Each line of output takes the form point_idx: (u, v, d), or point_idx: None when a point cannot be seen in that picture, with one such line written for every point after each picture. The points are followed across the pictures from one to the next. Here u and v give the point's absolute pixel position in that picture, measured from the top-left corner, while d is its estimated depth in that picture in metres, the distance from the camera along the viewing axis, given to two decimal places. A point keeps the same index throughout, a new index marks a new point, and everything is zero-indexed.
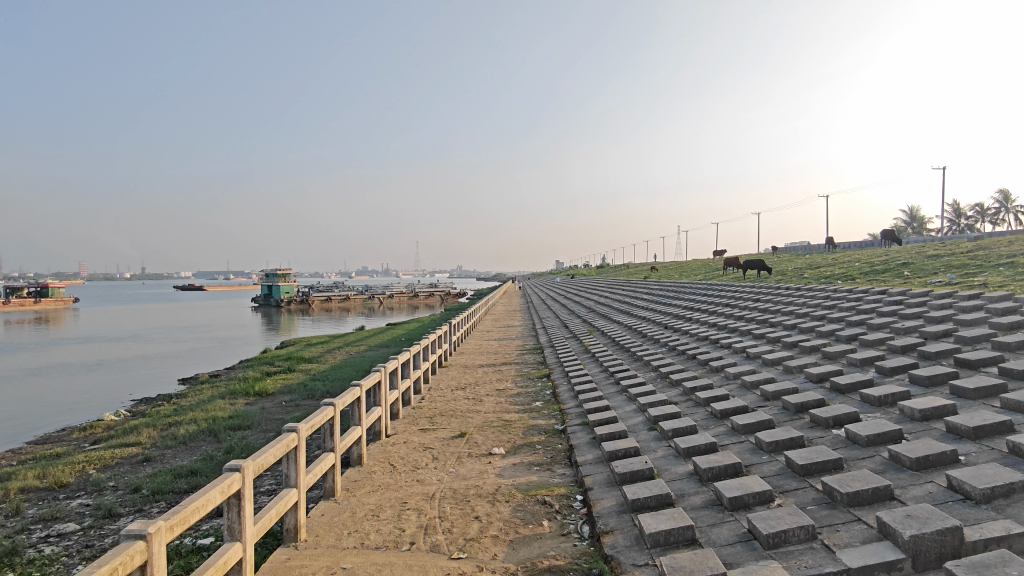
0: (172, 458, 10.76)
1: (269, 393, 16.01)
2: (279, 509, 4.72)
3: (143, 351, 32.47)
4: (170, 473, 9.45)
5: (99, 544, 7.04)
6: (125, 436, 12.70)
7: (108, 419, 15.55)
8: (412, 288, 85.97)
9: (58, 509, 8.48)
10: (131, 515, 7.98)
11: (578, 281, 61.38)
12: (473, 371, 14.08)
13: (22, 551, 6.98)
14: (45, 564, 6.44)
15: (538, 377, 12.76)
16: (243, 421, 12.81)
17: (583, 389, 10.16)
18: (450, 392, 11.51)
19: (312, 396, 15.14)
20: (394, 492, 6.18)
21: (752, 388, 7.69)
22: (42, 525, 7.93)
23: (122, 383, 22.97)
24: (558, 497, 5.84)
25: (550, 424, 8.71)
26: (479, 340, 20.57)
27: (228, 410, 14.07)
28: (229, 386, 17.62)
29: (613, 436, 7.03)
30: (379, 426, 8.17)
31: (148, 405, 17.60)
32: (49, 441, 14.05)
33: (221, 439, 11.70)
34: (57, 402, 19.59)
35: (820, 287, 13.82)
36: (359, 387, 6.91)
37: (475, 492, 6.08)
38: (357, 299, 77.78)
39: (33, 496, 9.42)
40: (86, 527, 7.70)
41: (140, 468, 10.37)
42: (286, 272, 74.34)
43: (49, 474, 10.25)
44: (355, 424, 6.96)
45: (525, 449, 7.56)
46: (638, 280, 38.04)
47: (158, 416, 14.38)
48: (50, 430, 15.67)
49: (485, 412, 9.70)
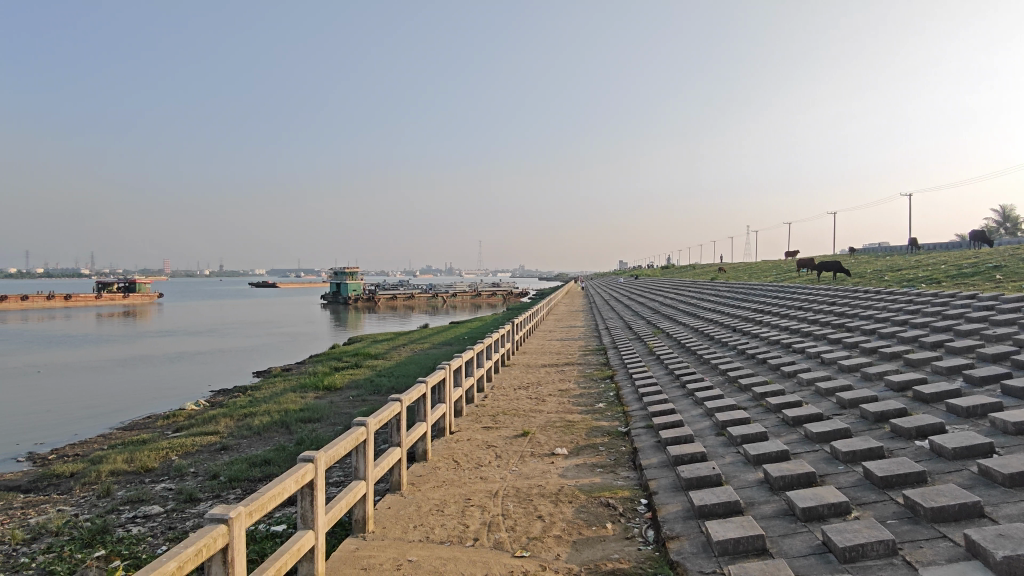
0: (247, 447, 11.27)
1: (337, 388, 16.54)
2: (348, 500, 4.87)
3: (219, 345, 34.10)
4: (246, 461, 9.89)
5: (181, 527, 7.45)
6: (205, 425, 13.40)
7: (189, 409, 16.42)
8: (474, 287, 86.72)
9: (144, 492, 9.03)
10: (209, 500, 8.42)
11: (642, 281, 60.30)
12: (535, 370, 14.13)
13: (112, 530, 7.48)
14: (132, 543, 6.87)
15: (600, 379, 12.67)
16: (314, 414, 13.27)
17: (648, 392, 10.01)
18: (513, 391, 11.58)
19: (378, 391, 15.55)
20: (458, 488, 6.27)
21: (827, 395, 7.39)
22: (129, 506, 8.46)
23: (201, 375, 24.19)
24: (621, 499, 5.78)
25: (613, 426, 8.64)
26: (541, 340, 20.55)
27: (299, 403, 14.62)
28: (300, 380, 18.32)
29: (679, 440, 6.90)
30: (444, 422, 8.31)
31: (225, 396, 18.48)
32: (136, 428, 14.98)
33: (291, 431, 12.16)
34: (143, 392, 20.80)
35: (903, 291, 13.11)
36: (425, 382, 7.03)
37: (539, 492, 6.11)
38: (421, 297, 79.26)
39: (122, 478, 10.07)
40: (169, 510, 8.17)
41: (218, 456, 10.92)
42: (353, 270, 76.40)
43: (136, 458, 10.93)
44: (420, 420, 7.10)
45: (588, 450, 7.53)
46: (705, 281, 37.09)
47: (234, 407, 15.08)
48: (136, 418, 16.66)
49: (547, 412, 9.71)
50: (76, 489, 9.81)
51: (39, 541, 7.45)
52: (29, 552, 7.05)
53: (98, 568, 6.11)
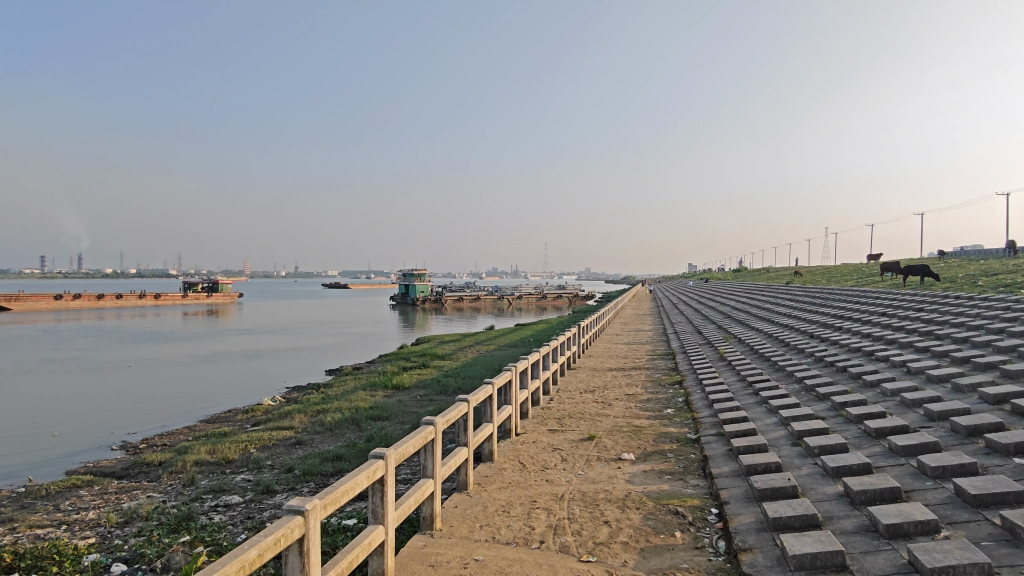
0: (320, 442, 11.69)
1: (405, 387, 16.90)
2: (417, 497, 4.97)
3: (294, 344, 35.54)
4: (319, 456, 10.26)
5: (259, 517, 7.80)
6: (281, 420, 13.99)
7: (266, 404, 17.14)
8: (540, 290, 86.81)
9: (225, 482, 9.50)
10: (285, 493, 8.77)
11: (712, 285, 58.75)
12: (601, 374, 14.01)
13: (196, 517, 7.90)
14: (214, 530, 7.24)
15: (668, 384, 12.44)
16: (383, 412, 13.61)
17: (718, 398, 9.73)
18: (579, 394, 11.52)
19: (445, 392, 15.78)
20: (524, 490, 6.29)
21: (914, 407, 6.97)
22: (211, 495, 8.93)
23: (277, 372, 25.19)
24: (691, 508, 5.64)
25: (682, 433, 8.46)
26: (607, 344, 20.36)
27: (369, 401, 15.02)
28: (370, 379, 18.83)
29: (752, 449, 6.67)
30: (510, 423, 8.35)
31: (299, 393, 19.19)
32: (218, 421, 15.79)
33: (362, 429, 12.51)
34: (224, 387, 21.86)
35: (1000, 297, 12.22)
36: (491, 384, 7.08)
37: (605, 497, 6.04)
38: (487, 300, 79.92)
39: (205, 469, 10.64)
40: (247, 500, 8.57)
41: (293, 450, 11.37)
42: (421, 272, 77.80)
43: (218, 449, 11.52)
44: (486, 421, 7.16)
45: (656, 456, 7.39)
46: (780, 285, 35.71)
47: (307, 403, 15.65)
48: (218, 411, 17.52)
49: (614, 417, 9.61)
50: (164, 477, 10.44)
51: (131, 524, 7.95)
52: (123, 535, 7.54)
53: (183, 553, 6.48)
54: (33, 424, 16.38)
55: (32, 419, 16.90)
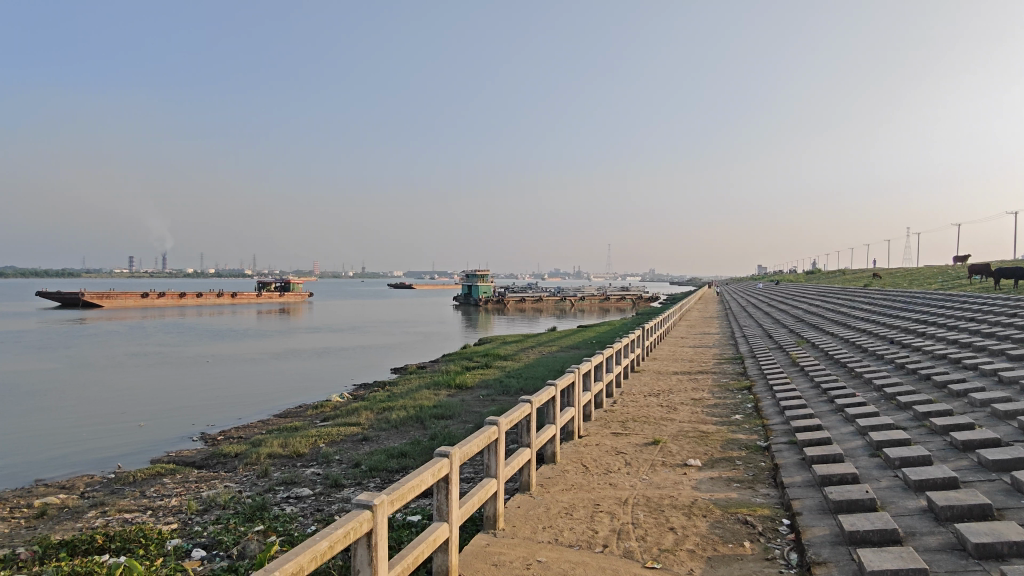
0: (386, 439, 11.98)
1: (468, 387, 17.07)
2: (480, 496, 5.02)
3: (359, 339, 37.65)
4: (385, 452, 10.52)
5: (328, 509, 8.07)
6: (349, 416, 14.41)
7: (334, 400, 17.69)
8: (603, 291, 85.98)
9: (296, 474, 9.86)
10: (352, 487, 9.04)
11: (783, 287, 56.66)
12: (666, 377, 13.75)
13: (269, 507, 8.24)
14: (286, 521, 7.54)
15: (736, 389, 12.09)
16: (446, 410, 13.80)
17: (790, 405, 9.38)
18: (643, 397, 11.35)
19: (507, 392, 15.86)
20: (587, 493, 6.24)
21: (1006, 419, 6.53)
22: (283, 487, 9.30)
23: (345, 369, 25.94)
24: (761, 518, 5.47)
25: (751, 440, 8.20)
26: (673, 347, 19.97)
27: (432, 400, 15.26)
28: (434, 378, 19.12)
29: (826, 459, 6.40)
30: (572, 425, 8.32)
31: (366, 390, 19.68)
32: (290, 416, 16.39)
33: (426, 427, 12.72)
34: (295, 383, 22.66)
35: None
36: (554, 385, 7.06)
37: (670, 503, 5.93)
38: (549, 301, 79.66)
39: (277, 461, 11.09)
40: (317, 493, 8.87)
41: (360, 445, 11.70)
42: (483, 273, 78.34)
43: (290, 443, 11.98)
44: (549, 422, 7.14)
45: (724, 463, 7.20)
46: (857, 288, 34.04)
47: (373, 401, 16.04)
48: (289, 407, 18.19)
49: (679, 421, 9.42)
50: (240, 468, 10.95)
51: (210, 512, 8.37)
52: (202, 522, 7.95)
53: (258, 541, 6.78)
54: (122, 415, 17.47)
55: (120, 411, 18.00)
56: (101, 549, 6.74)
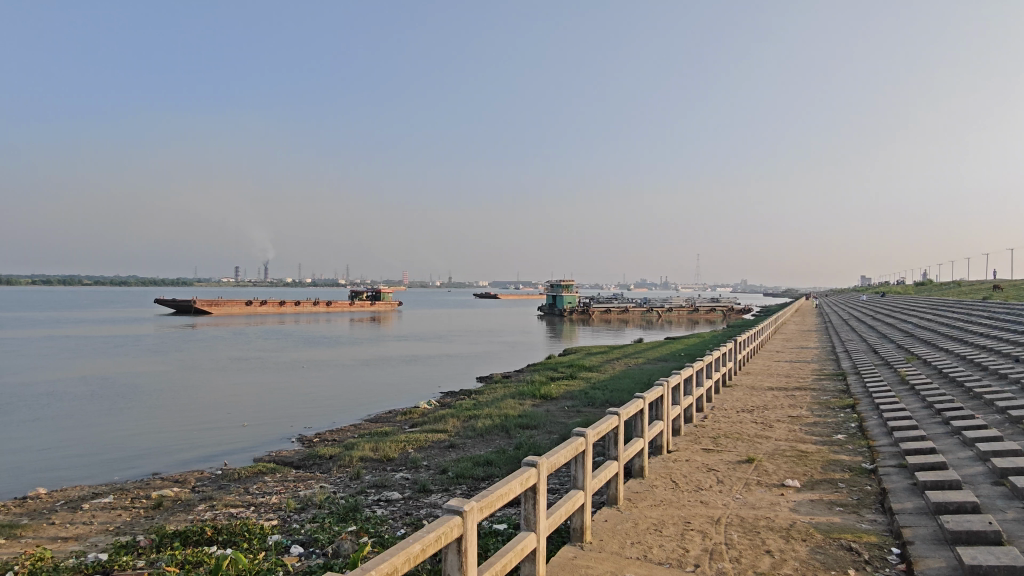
0: (472, 447, 12.15)
1: (553, 397, 17.03)
2: (568, 508, 5.00)
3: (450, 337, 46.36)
4: (471, 460, 10.67)
5: (416, 514, 8.28)
6: (436, 423, 14.73)
7: (422, 407, 18.12)
8: (692, 302, 83.47)
9: (387, 478, 10.18)
10: (439, 493, 9.22)
11: (890, 299, 52.92)
12: (761, 393, 13.17)
13: (362, 509, 8.56)
14: (376, 523, 7.79)
15: (838, 407, 11.42)
16: (531, 420, 13.84)
17: (899, 426, 8.74)
18: (736, 413, 10.92)
19: (592, 404, 15.68)
20: (677, 510, 6.08)
21: None
22: (374, 490, 9.62)
23: (433, 377, 26.54)
24: (867, 545, 5.14)
25: (855, 461, 7.72)
26: (768, 361, 19.06)
27: (518, 410, 15.33)
28: (519, 387, 19.20)
29: (941, 485, 5.93)
30: (661, 440, 8.13)
31: (453, 398, 20.04)
32: (381, 421, 16.93)
33: (511, 436, 12.80)
34: (385, 389, 23.41)
35: None
36: (642, 398, 6.93)
37: (766, 524, 5.68)
38: (635, 312, 78.11)
39: (369, 464, 11.50)
40: (406, 497, 9.11)
41: (447, 452, 11.93)
42: (568, 283, 77.87)
43: (380, 447, 12.39)
44: (638, 436, 7.01)
45: (825, 486, 6.81)
46: (978, 301, 31.23)
47: (460, 409, 16.30)
48: (379, 412, 18.81)
49: (775, 440, 9.00)
50: (334, 469, 11.44)
51: (306, 511, 8.78)
52: (299, 520, 8.35)
53: (351, 541, 7.03)
54: (228, 415, 18.63)
55: (226, 411, 19.20)
56: (210, 540, 7.23)
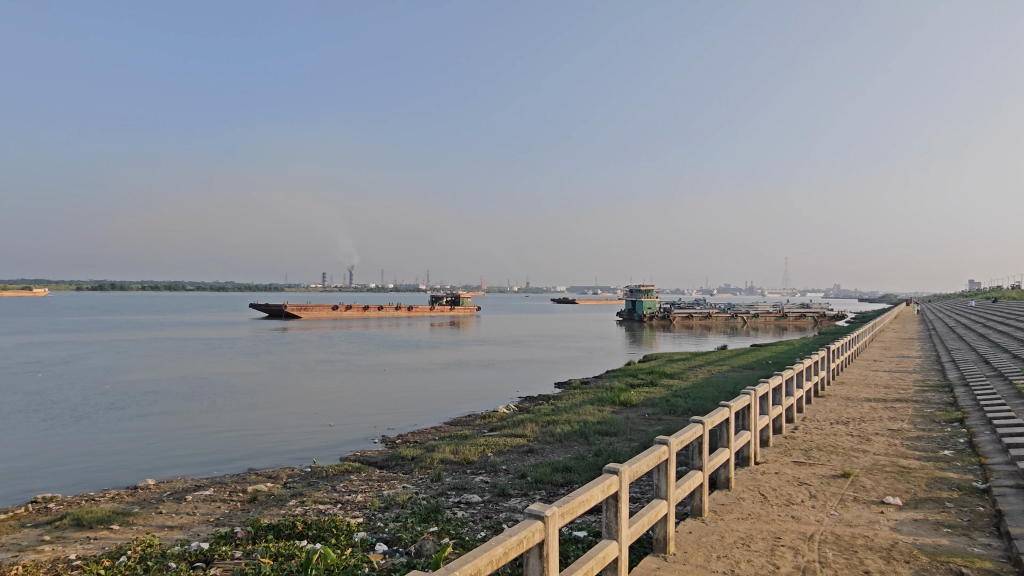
0: (550, 452, 12.14)
1: (633, 404, 16.76)
2: (651, 517, 4.90)
3: (528, 341, 47.10)
4: (550, 465, 10.66)
5: (496, 517, 8.35)
6: (515, 427, 14.83)
7: (500, 411, 18.25)
8: (780, 308, 79.86)
9: (466, 481, 10.33)
10: (518, 497, 9.25)
11: (1005, 305, 48.64)
12: (857, 404, 12.44)
13: (443, 510, 8.72)
14: (457, 525, 7.92)
15: (946, 421, 10.61)
16: (610, 427, 13.67)
17: (1017, 443, 8.02)
18: (830, 425, 10.36)
19: (674, 412, 15.30)
20: (766, 524, 5.84)
21: None
22: (454, 492, 9.78)
23: (511, 381, 26.67)
24: (980, 572, 4.75)
25: (965, 480, 7.15)
26: (864, 370, 17.98)
27: (597, 416, 15.19)
28: (598, 394, 19.00)
29: None
30: (748, 451, 7.84)
31: (531, 403, 20.07)
32: (460, 424, 17.18)
33: (590, 442, 12.69)
34: (464, 393, 23.72)
35: None
36: (728, 407, 6.70)
37: (865, 544, 5.35)
38: (719, 317, 75.50)
39: (449, 466, 11.71)
40: (486, 500, 9.21)
41: (526, 457, 11.97)
42: (648, 288, 76.21)
43: (460, 450, 12.59)
44: (723, 446, 6.79)
45: (931, 505, 6.35)
46: None
47: (539, 414, 16.30)
48: (459, 415, 19.10)
49: (874, 454, 8.48)
50: (416, 470, 11.73)
51: (390, 510, 9.05)
52: (383, 518, 8.60)
53: (433, 541, 7.16)
54: (316, 415, 19.41)
55: (314, 411, 20.00)
56: (300, 535, 7.56)
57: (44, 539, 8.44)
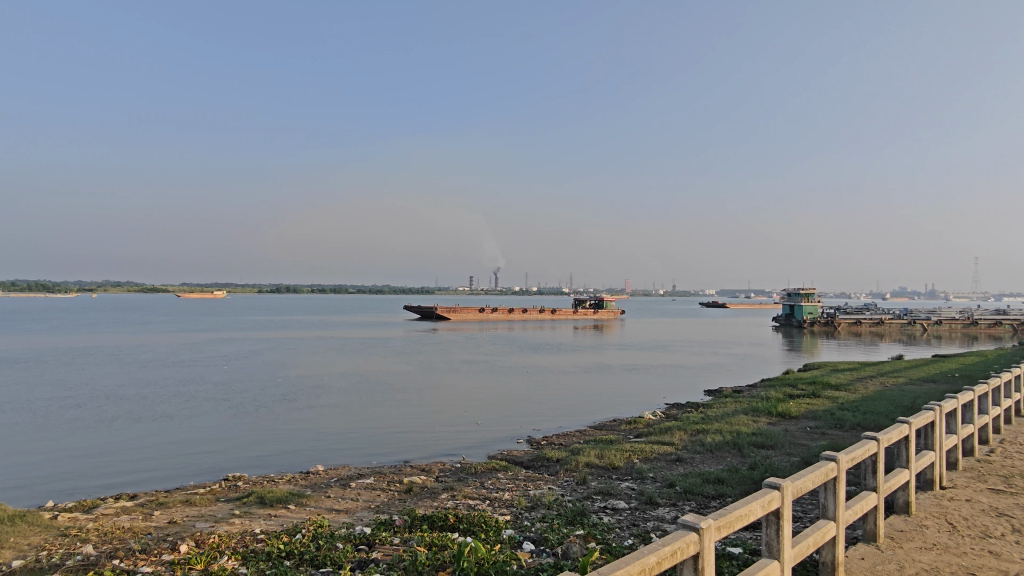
0: (700, 463, 11.69)
1: (792, 416, 15.69)
2: (817, 539, 4.54)
3: (675, 346, 45.61)
4: (700, 476, 10.26)
5: (643, 526, 8.19)
6: (663, 434, 14.47)
7: (647, 417, 17.87)
8: (969, 315, 70.49)
9: (612, 486, 10.24)
10: (667, 507, 9.02)
11: None
12: None
13: (589, 514, 8.72)
14: (604, 530, 7.88)
15: None
16: (767, 439, 12.90)
17: None
18: None
19: (840, 427, 14.08)
20: (956, 558, 5.20)
21: None
22: (600, 497, 9.74)
23: (657, 387, 26.01)
24: None
25: None
26: None
27: (751, 427, 14.38)
28: (753, 403, 17.99)
29: None
30: (932, 473, 7.02)
31: (679, 410, 19.43)
32: (606, 428, 17.04)
33: (744, 455, 12.04)
34: (609, 397, 23.51)
35: None
36: (908, 423, 6.04)
37: None
38: (892, 323, 68.18)
39: (595, 470, 11.68)
40: (633, 507, 9.08)
41: (674, 466, 11.63)
42: (809, 291, 70.75)
43: (606, 455, 12.51)
44: (902, 466, 6.14)
45: None
46: None
47: (688, 422, 15.74)
48: (604, 419, 18.96)
49: None
50: (562, 472, 11.84)
51: (536, 510, 9.21)
52: (530, 518, 8.78)
53: (580, 544, 7.18)
54: (465, 414, 20.18)
55: (463, 410, 20.83)
56: (452, 527, 7.93)
57: (235, 513, 9.58)
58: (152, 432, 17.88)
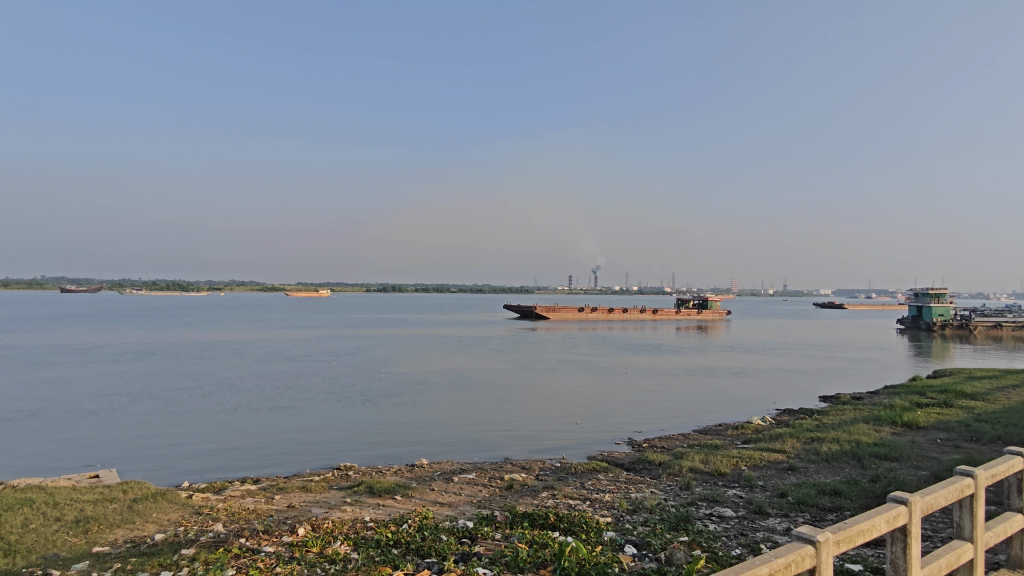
0: (815, 472, 11.06)
1: (920, 426, 14.48)
2: (951, 560, 4.18)
3: (786, 349, 43.23)
4: (815, 486, 9.70)
5: (752, 536, 7.86)
6: (773, 441, 13.80)
7: (755, 423, 17.11)
8: None
9: (718, 493, 9.90)
10: (778, 518, 8.61)
11: None
12: None
13: (693, 520, 8.48)
14: (710, 538, 7.63)
15: None
16: (891, 450, 11.99)
17: None
18: None
19: (977, 440, 12.84)
20: None
21: None
22: (705, 503, 9.45)
23: (767, 391, 24.83)
24: None
25: None
26: None
27: (872, 437, 13.42)
28: (875, 411, 16.77)
29: None
30: None
31: (791, 416, 18.45)
32: (711, 433, 16.48)
33: (865, 466, 11.27)
34: (714, 400, 22.72)
35: None
36: None
37: None
38: None
39: (700, 476, 11.33)
40: (741, 516, 8.73)
41: (786, 475, 11.06)
42: (940, 291, 64.87)
43: (711, 460, 12.11)
44: None
45: None
46: None
47: (801, 429, 14.91)
48: (709, 423, 18.34)
49: None
50: (664, 476, 11.57)
51: (638, 513, 9.07)
52: (632, 521, 8.65)
53: (684, 551, 7.00)
54: (565, 413, 20.19)
55: (563, 409, 20.84)
56: (553, 526, 7.98)
57: (347, 501, 10.11)
58: (272, 422, 19.20)
